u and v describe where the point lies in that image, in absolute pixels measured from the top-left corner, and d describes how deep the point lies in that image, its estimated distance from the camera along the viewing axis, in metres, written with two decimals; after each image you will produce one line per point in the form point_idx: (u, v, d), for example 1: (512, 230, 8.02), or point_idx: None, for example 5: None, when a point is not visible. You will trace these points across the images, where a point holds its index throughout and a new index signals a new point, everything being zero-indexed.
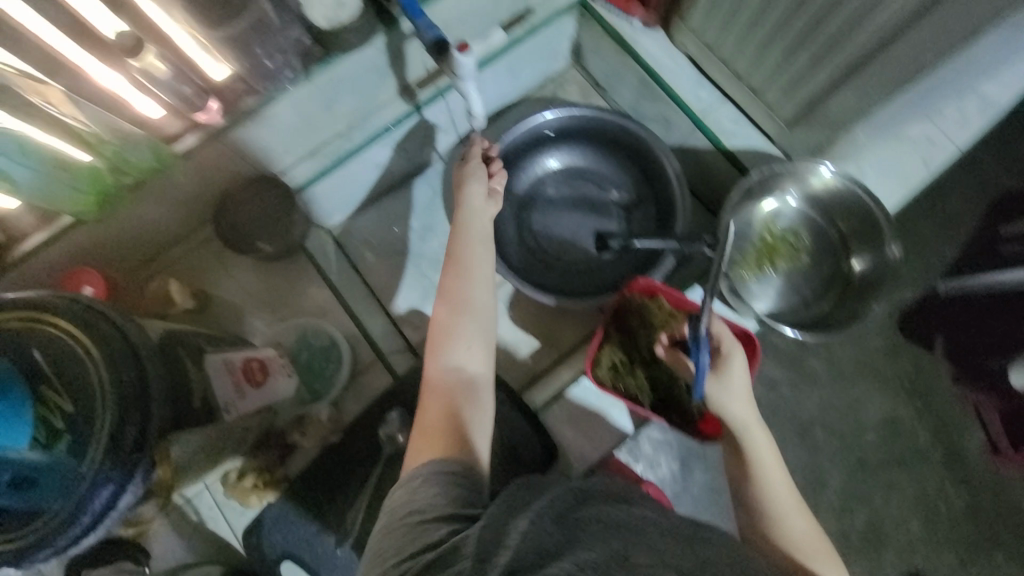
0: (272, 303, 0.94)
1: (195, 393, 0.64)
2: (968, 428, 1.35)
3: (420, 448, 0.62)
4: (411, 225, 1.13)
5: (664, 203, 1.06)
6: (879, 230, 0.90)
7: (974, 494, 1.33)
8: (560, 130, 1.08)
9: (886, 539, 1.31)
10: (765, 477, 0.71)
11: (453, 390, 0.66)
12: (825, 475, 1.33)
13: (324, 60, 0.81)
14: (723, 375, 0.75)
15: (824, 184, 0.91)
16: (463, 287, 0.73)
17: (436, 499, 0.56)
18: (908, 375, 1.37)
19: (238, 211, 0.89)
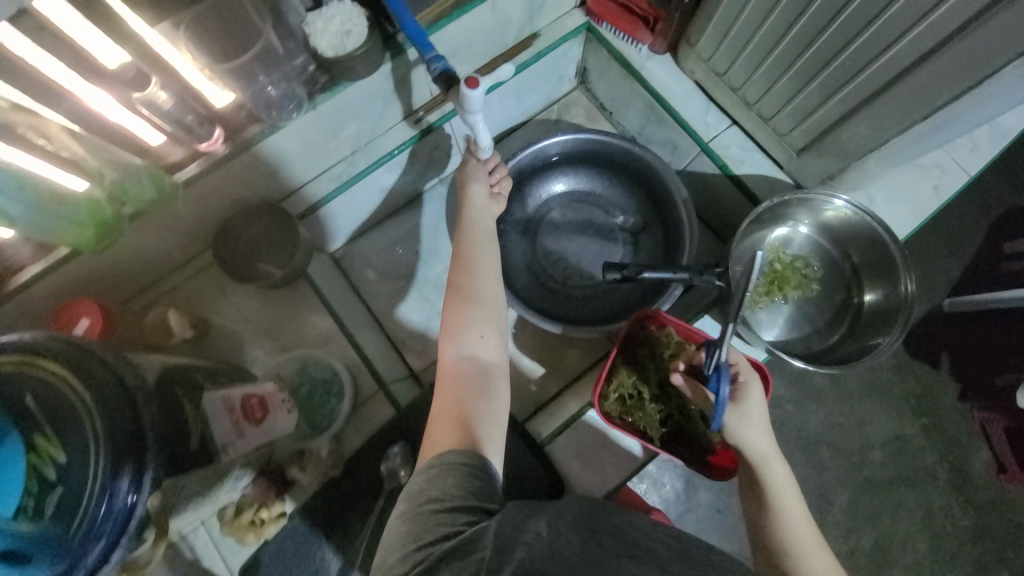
0: (273, 331, 0.92)
1: (192, 435, 0.62)
2: (974, 446, 1.32)
3: (434, 439, 0.60)
4: (414, 249, 1.11)
5: (671, 231, 1.04)
6: (894, 264, 0.87)
7: (982, 514, 1.30)
8: (566, 154, 1.07)
9: (893, 559, 1.29)
10: (783, 511, 0.69)
11: (468, 381, 0.65)
12: (831, 494, 1.31)
13: (332, 88, 0.79)
14: (742, 404, 0.72)
15: (836, 211, 0.89)
16: (474, 280, 0.72)
17: (454, 489, 0.53)
18: (915, 395, 1.35)
19: (242, 240, 0.89)
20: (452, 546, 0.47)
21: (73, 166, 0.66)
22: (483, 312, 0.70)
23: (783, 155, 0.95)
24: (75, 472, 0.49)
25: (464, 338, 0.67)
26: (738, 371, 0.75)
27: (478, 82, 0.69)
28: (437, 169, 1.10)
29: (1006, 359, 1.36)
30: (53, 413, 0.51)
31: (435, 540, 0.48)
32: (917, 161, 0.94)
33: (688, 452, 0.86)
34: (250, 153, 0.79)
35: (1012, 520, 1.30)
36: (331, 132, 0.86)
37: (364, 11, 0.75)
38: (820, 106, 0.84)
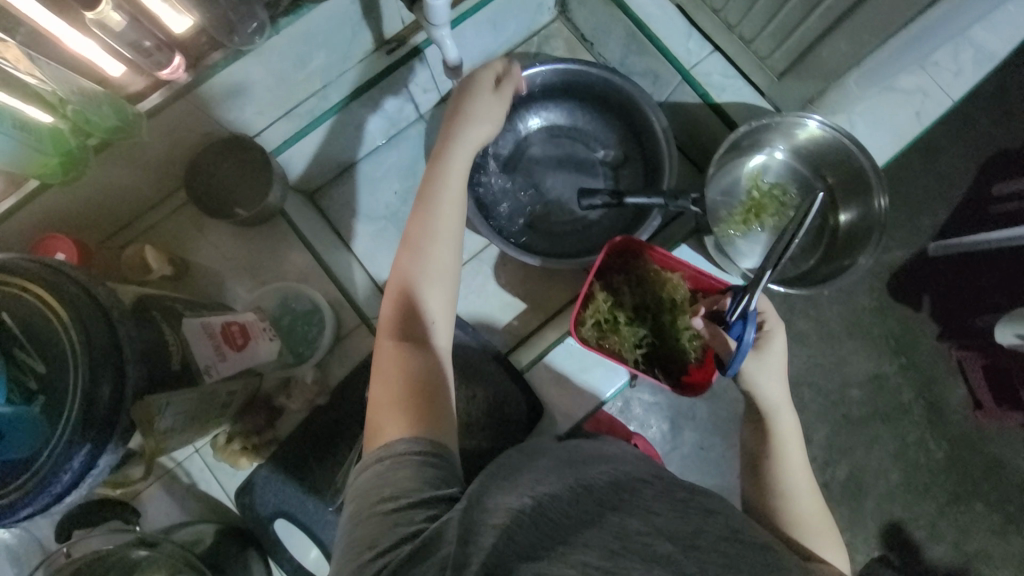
0: (252, 270, 0.92)
1: (172, 355, 0.63)
2: (950, 382, 1.37)
3: (385, 419, 0.61)
4: (393, 188, 1.10)
5: (651, 164, 1.03)
6: (867, 183, 0.87)
7: (953, 446, 1.37)
8: (543, 87, 1.04)
9: (866, 489, 1.36)
10: (785, 456, 0.73)
11: (416, 356, 0.66)
12: (810, 431, 1.36)
13: (295, 11, 0.77)
14: (763, 351, 0.78)
15: (810, 134, 0.89)
16: (423, 257, 0.70)
17: (408, 483, 0.55)
18: (894, 335, 1.38)
19: (215, 177, 0.87)
20: (412, 549, 0.50)
21: (34, 96, 0.65)
22: (432, 285, 0.69)
23: (764, 78, 0.95)
24: (58, 380, 0.51)
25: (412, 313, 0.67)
26: (766, 320, 0.80)
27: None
28: (414, 106, 1.07)
29: (988, 298, 1.39)
30: (31, 329, 0.52)
31: (393, 543, 0.51)
32: (894, 85, 0.92)
33: (662, 373, 0.88)
34: (219, 79, 0.77)
35: (983, 453, 1.37)
36: (298, 64, 0.84)
37: None
38: (801, 23, 0.85)
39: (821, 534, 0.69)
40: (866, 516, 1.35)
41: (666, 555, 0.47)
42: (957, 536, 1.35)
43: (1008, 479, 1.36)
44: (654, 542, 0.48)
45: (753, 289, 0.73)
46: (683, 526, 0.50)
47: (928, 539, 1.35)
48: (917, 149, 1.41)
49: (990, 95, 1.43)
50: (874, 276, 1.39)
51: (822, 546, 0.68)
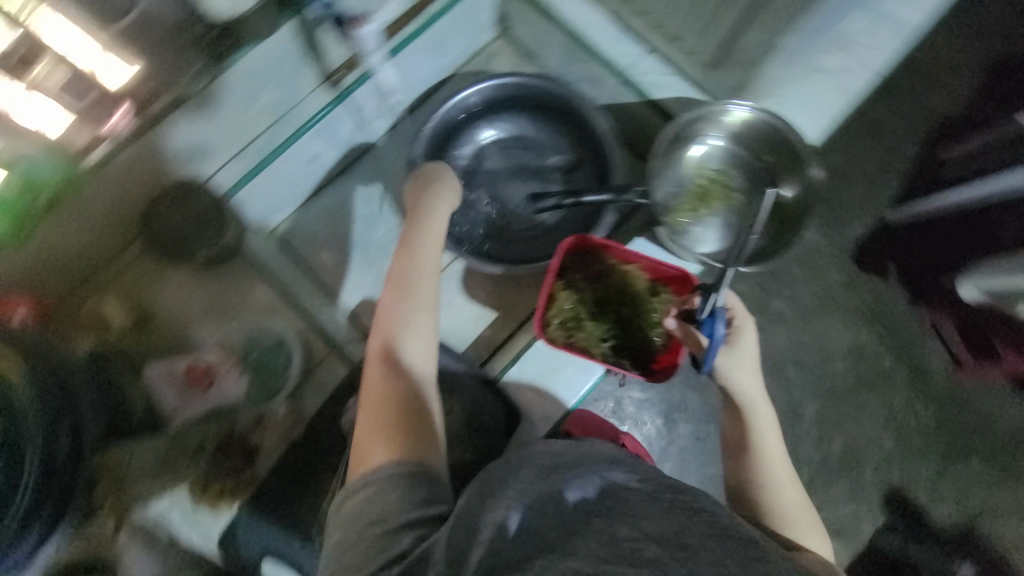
0: (218, 309, 0.92)
1: (136, 405, 0.81)
2: (927, 344, 1.41)
3: (372, 444, 0.63)
4: (354, 215, 1.10)
5: (602, 162, 1.06)
6: (798, 154, 0.92)
7: (941, 406, 1.39)
8: (488, 103, 1.08)
9: (862, 459, 1.38)
10: (766, 451, 0.77)
11: (403, 380, 0.68)
12: (800, 407, 1.39)
13: (234, 53, 0.78)
14: (734, 345, 0.79)
15: (741, 118, 0.94)
16: (406, 289, 0.74)
17: (396, 506, 0.57)
18: (868, 305, 1.42)
19: (172, 221, 0.88)
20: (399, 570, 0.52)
21: None
22: (420, 316, 0.73)
23: (695, 72, 0.98)
24: None
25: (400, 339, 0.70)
26: (734, 316, 0.80)
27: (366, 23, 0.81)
28: (366, 133, 1.06)
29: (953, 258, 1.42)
30: None
31: (383, 565, 0.53)
32: (820, 66, 0.91)
33: (634, 360, 0.90)
34: (171, 123, 0.78)
35: (971, 410, 1.39)
36: (246, 105, 0.84)
37: None
38: None
39: (800, 515, 0.74)
40: (865, 485, 1.37)
41: (654, 558, 0.47)
42: (958, 495, 1.37)
43: (1000, 433, 1.38)
44: (641, 548, 0.48)
45: (717, 288, 0.76)
46: (669, 526, 0.51)
47: (930, 501, 1.37)
48: (864, 124, 1.47)
49: (928, 66, 1.49)
50: (839, 250, 1.44)
51: (808, 535, 0.73)
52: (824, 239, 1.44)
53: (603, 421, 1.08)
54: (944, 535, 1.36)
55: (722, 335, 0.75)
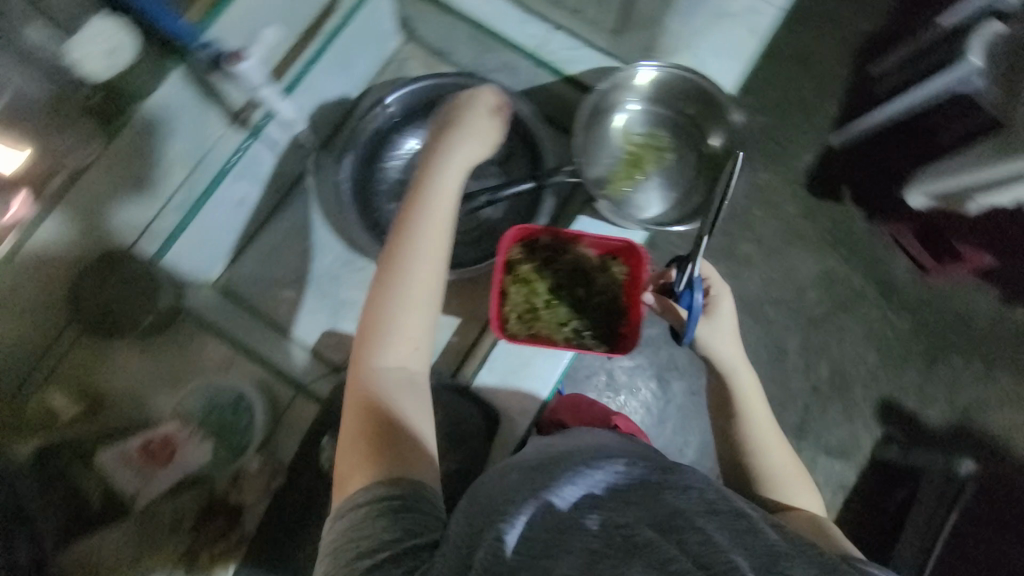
0: (177, 376, 0.89)
1: (93, 494, 0.78)
2: (890, 256, 1.44)
3: (358, 461, 0.60)
4: (298, 250, 1.08)
5: (534, 148, 1.05)
6: (718, 103, 0.93)
7: (915, 314, 1.42)
8: (405, 111, 1.05)
9: (850, 379, 1.40)
10: (752, 418, 0.79)
11: (388, 392, 0.64)
12: (783, 342, 1.41)
13: (127, 112, 0.77)
14: (713, 315, 0.81)
15: (651, 78, 0.94)
16: (404, 281, 0.67)
17: (385, 534, 0.54)
18: (829, 231, 1.45)
19: (103, 299, 0.82)
20: None
21: None
22: (409, 318, 0.67)
23: (603, 40, 0.98)
24: None
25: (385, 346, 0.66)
26: (710, 285, 0.83)
27: (245, 54, 0.78)
28: (286, 162, 1.03)
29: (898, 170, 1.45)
30: None
31: None
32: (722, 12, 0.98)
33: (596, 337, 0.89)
34: (75, 190, 0.76)
35: (944, 310, 1.42)
36: (147, 158, 0.81)
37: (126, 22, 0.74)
38: None
39: (792, 476, 0.76)
40: (858, 403, 1.40)
41: (649, 541, 0.48)
42: (947, 393, 1.40)
43: (976, 328, 1.41)
44: (632, 531, 0.50)
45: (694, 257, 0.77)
46: (659, 510, 0.52)
47: (922, 405, 1.39)
48: (793, 58, 1.49)
49: None
50: (791, 183, 1.46)
51: (795, 496, 0.74)
52: (774, 175, 1.46)
53: (591, 403, 1.07)
54: (941, 434, 1.38)
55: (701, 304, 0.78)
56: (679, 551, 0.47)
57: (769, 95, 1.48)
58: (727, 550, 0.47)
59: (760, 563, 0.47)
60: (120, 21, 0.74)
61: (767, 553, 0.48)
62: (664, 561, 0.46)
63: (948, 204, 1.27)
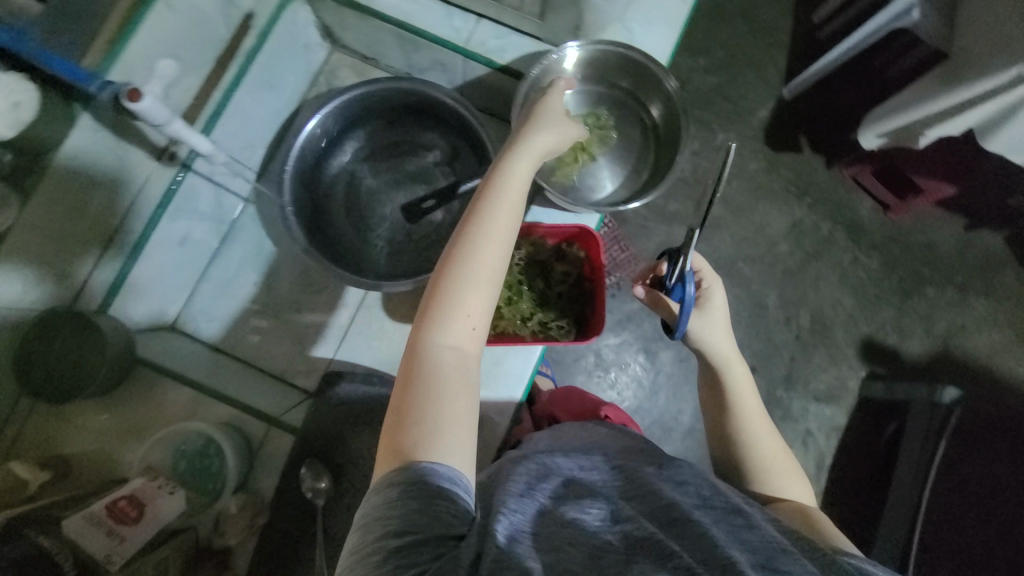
0: (141, 429, 0.87)
1: (63, 555, 0.65)
2: (854, 198, 1.45)
3: (402, 436, 0.52)
4: (252, 279, 1.06)
5: (472, 139, 1.00)
6: (651, 73, 0.91)
7: (884, 251, 1.44)
8: (338, 123, 1.01)
9: (831, 324, 1.42)
10: (743, 408, 0.76)
11: (446, 376, 0.54)
12: (762, 298, 1.42)
13: (39, 169, 0.75)
14: (705, 309, 0.80)
15: (578, 59, 0.92)
16: (482, 246, 0.57)
17: (416, 518, 0.47)
18: (792, 181, 1.45)
19: (51, 360, 0.79)
20: None
21: None
22: (478, 296, 0.57)
23: (530, 25, 0.96)
24: None
25: (446, 320, 0.56)
26: (702, 278, 0.83)
27: (142, 93, 0.73)
28: (232, 193, 1.03)
29: (850, 114, 1.45)
30: None
31: None
32: None
33: (562, 327, 0.89)
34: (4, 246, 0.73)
35: (912, 244, 1.44)
36: (72, 206, 0.80)
37: (23, 78, 0.73)
38: None
39: (782, 469, 0.73)
40: (841, 347, 1.42)
41: (644, 536, 0.50)
42: (924, 324, 1.43)
43: (945, 257, 1.44)
44: (632, 528, 0.51)
45: (685, 251, 0.77)
46: (656, 504, 0.54)
47: (901, 338, 1.42)
48: (736, 13, 1.48)
49: None
50: (751, 139, 1.46)
51: (784, 486, 0.72)
52: (733, 133, 1.46)
53: (586, 397, 1.03)
54: (923, 365, 1.41)
55: (693, 296, 0.77)
56: (679, 547, 0.48)
57: (716, 54, 1.47)
58: (726, 547, 0.48)
59: (757, 560, 0.48)
60: (16, 78, 0.73)
61: (765, 549, 0.49)
62: (664, 556, 0.47)
63: (899, 141, 1.24)
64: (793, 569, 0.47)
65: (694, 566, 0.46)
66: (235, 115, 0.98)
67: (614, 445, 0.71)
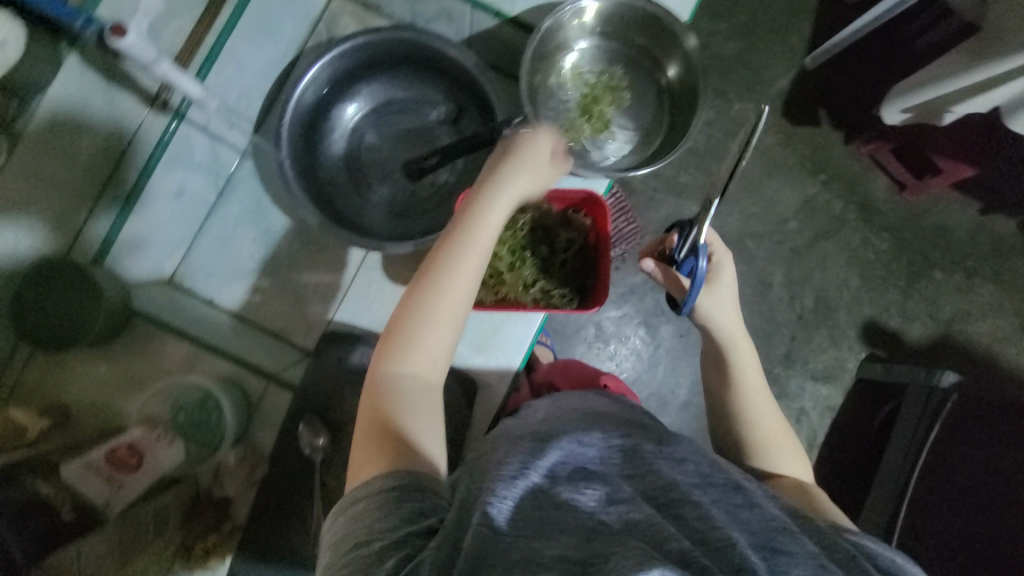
0: (140, 380, 0.86)
1: (63, 505, 0.67)
2: (870, 177, 1.41)
3: (368, 457, 0.58)
4: (249, 239, 1.00)
5: (481, 99, 0.97)
6: (670, 30, 0.87)
7: (896, 233, 1.41)
8: (340, 75, 0.98)
9: (836, 305, 1.41)
10: (744, 385, 0.76)
11: (406, 402, 0.61)
12: (767, 276, 1.40)
13: (26, 109, 0.75)
14: (713, 283, 0.78)
15: (594, 13, 0.88)
16: (437, 284, 0.63)
17: (381, 523, 0.52)
18: (808, 157, 1.41)
19: (49, 307, 0.78)
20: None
21: None
22: (436, 330, 0.63)
23: None
24: None
25: (407, 353, 0.62)
26: (713, 251, 0.80)
27: (127, 28, 0.74)
28: (227, 144, 0.97)
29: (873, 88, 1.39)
30: None
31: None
32: None
33: (565, 295, 0.87)
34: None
35: (925, 227, 1.41)
36: (60, 147, 0.79)
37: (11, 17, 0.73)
38: None
39: (781, 445, 0.74)
40: (844, 328, 1.40)
41: (641, 519, 0.49)
42: (928, 309, 1.41)
43: (958, 241, 1.41)
44: (631, 512, 0.50)
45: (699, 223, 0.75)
46: (654, 483, 0.54)
47: (904, 322, 1.40)
48: None
49: None
50: (769, 110, 1.40)
51: (783, 463, 0.72)
52: (750, 104, 1.40)
53: (585, 366, 1.05)
54: (923, 350, 1.40)
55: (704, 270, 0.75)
56: (676, 529, 0.48)
57: (739, 17, 1.40)
58: (726, 527, 0.48)
59: (757, 539, 0.48)
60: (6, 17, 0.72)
61: (764, 527, 0.49)
62: (659, 540, 0.46)
63: (926, 115, 1.19)
64: (792, 548, 0.47)
65: (692, 551, 0.45)
66: (229, 64, 0.95)
67: (616, 414, 0.73)
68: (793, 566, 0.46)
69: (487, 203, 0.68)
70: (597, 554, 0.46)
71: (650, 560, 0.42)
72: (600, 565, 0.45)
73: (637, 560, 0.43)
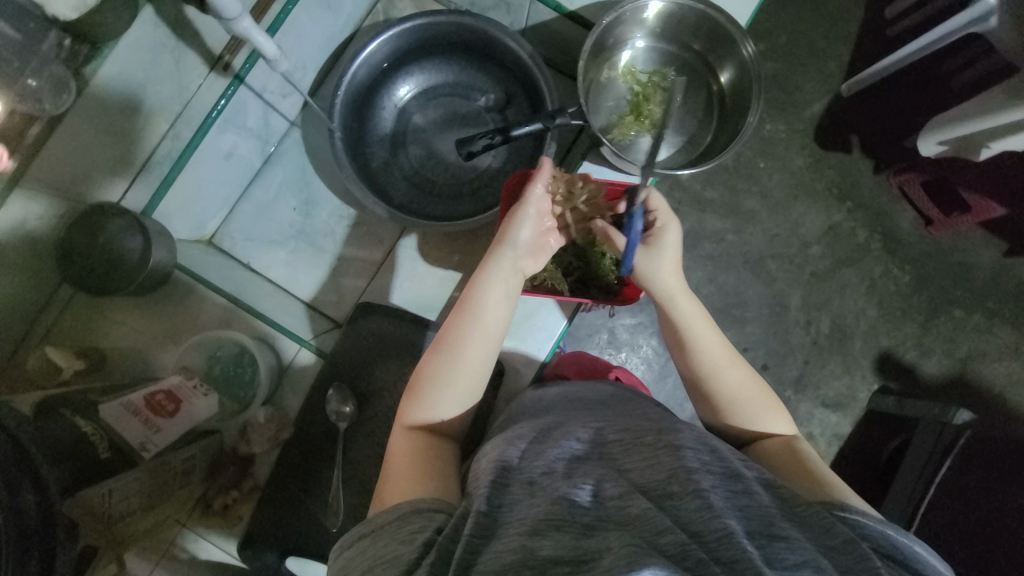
0: (176, 335, 0.89)
1: (98, 443, 0.67)
2: (896, 209, 1.39)
3: (380, 497, 0.59)
4: (291, 206, 1.05)
5: (530, 88, 0.98)
6: (729, 35, 0.88)
7: (919, 267, 1.39)
8: (396, 53, 0.99)
9: (851, 333, 1.40)
10: (701, 348, 0.74)
11: (422, 448, 0.63)
12: (785, 298, 1.39)
13: (98, 54, 0.76)
14: (655, 245, 0.78)
15: (658, 11, 0.89)
16: (461, 349, 0.66)
17: (387, 547, 0.50)
18: (836, 183, 1.40)
19: (94, 256, 0.82)
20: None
21: None
22: (450, 383, 0.65)
23: None
24: (13, 498, 0.52)
25: (427, 407, 0.65)
26: (657, 217, 0.80)
27: None
28: (280, 114, 1.02)
29: (910, 120, 1.37)
30: None
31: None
32: None
33: (600, 290, 0.91)
34: (57, 137, 0.74)
35: (947, 261, 1.39)
36: (128, 101, 0.80)
37: None
38: None
39: (762, 403, 0.72)
40: (858, 357, 1.40)
41: (641, 513, 0.47)
42: (945, 345, 1.39)
43: (979, 279, 1.39)
44: (624, 504, 0.48)
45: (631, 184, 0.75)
46: (655, 475, 0.52)
47: (920, 356, 1.39)
48: None
49: None
50: (803, 132, 1.40)
51: (760, 420, 0.71)
52: (783, 125, 1.40)
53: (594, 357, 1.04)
54: (936, 386, 1.39)
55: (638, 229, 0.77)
56: (671, 522, 0.46)
57: (778, 38, 1.40)
58: (724, 515, 0.46)
59: (754, 526, 0.47)
60: None
61: (761, 516, 0.48)
62: (656, 534, 0.44)
63: (961, 150, 1.18)
64: (791, 534, 0.46)
65: (688, 543, 0.43)
66: (292, 32, 0.94)
67: (627, 408, 0.70)
68: (789, 553, 0.44)
69: (491, 271, 0.71)
70: (590, 550, 0.43)
71: (642, 560, 0.39)
72: (594, 562, 0.41)
73: (627, 560, 0.39)
